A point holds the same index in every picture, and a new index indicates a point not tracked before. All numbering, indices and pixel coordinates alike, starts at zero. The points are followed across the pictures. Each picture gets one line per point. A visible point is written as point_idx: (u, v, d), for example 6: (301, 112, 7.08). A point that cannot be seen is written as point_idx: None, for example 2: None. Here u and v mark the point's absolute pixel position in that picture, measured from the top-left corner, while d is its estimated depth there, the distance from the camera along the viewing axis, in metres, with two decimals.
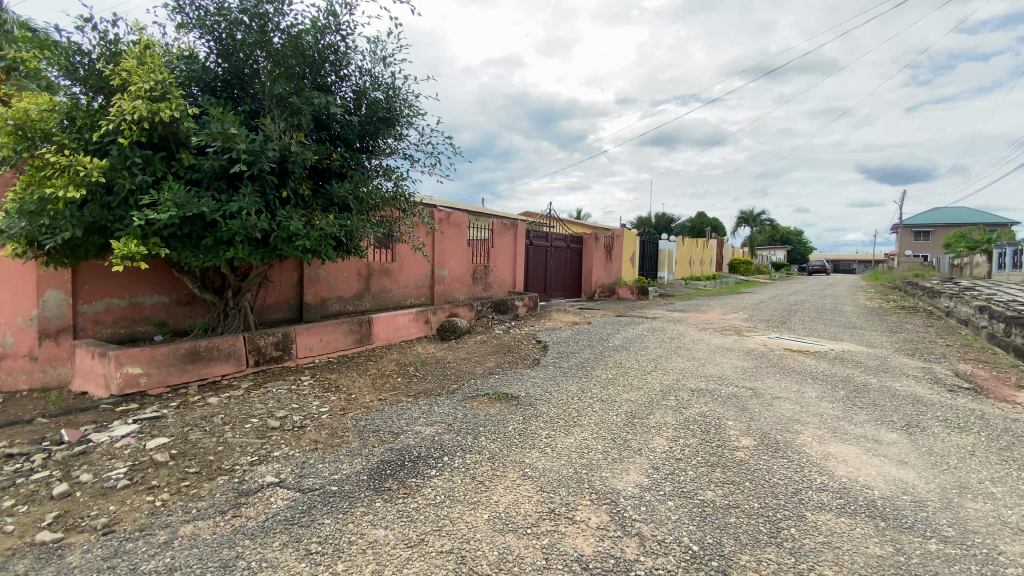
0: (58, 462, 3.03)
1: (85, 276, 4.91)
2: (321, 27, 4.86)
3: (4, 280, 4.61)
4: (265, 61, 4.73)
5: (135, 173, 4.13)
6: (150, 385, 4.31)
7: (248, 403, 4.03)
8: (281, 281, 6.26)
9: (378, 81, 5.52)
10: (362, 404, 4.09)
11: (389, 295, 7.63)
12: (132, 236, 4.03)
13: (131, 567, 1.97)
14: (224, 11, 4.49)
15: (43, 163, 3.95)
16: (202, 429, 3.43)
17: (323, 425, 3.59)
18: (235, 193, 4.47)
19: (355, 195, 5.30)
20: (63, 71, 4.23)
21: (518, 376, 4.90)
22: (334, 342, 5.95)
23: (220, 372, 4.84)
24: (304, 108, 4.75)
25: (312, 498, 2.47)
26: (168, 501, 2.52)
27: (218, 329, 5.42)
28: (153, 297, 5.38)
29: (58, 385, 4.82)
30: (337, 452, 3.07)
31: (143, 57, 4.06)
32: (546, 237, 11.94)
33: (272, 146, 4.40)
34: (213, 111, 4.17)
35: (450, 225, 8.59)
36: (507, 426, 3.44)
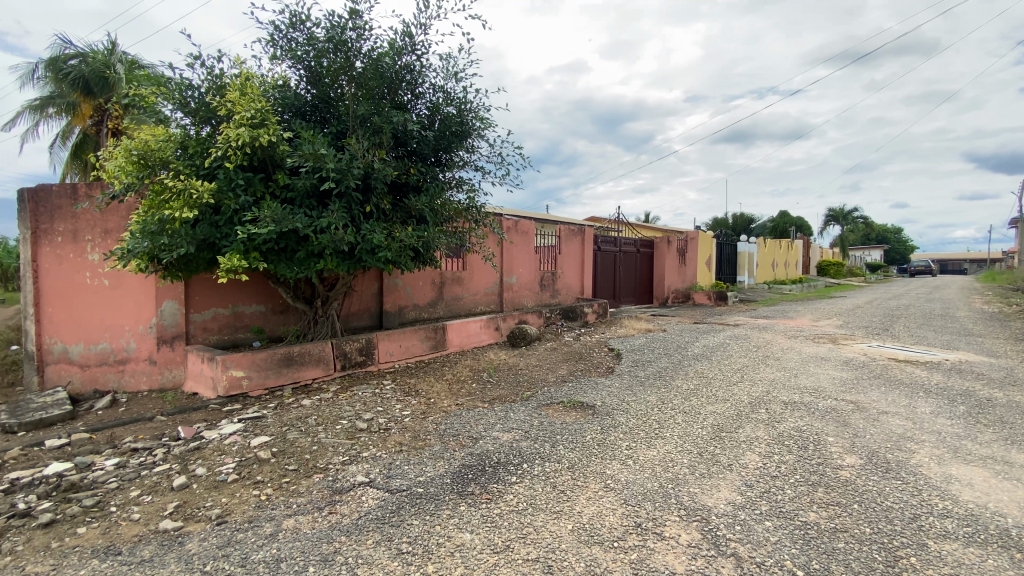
0: (176, 457, 3.37)
1: (196, 288, 5.46)
2: (399, 49, 5.12)
3: (129, 292, 5.32)
4: (348, 85, 5.04)
5: (238, 194, 4.54)
6: (251, 387, 4.71)
7: (337, 405, 4.28)
8: (363, 290, 6.61)
9: (451, 97, 5.70)
10: (441, 408, 4.22)
11: (461, 303, 7.82)
12: (236, 251, 4.43)
13: (243, 556, 2.15)
14: (312, 41, 4.85)
15: (163, 188, 4.45)
16: (298, 429, 3.68)
17: (406, 428, 3.74)
18: (324, 210, 4.80)
19: (431, 207, 5.50)
20: (177, 105, 4.75)
21: (593, 384, 4.82)
22: (412, 348, 6.18)
23: (311, 375, 5.19)
24: (384, 126, 5.02)
25: (399, 499, 2.57)
26: (271, 496, 2.72)
27: (308, 336, 5.80)
28: (252, 306, 5.85)
29: (172, 386, 5.38)
30: (420, 455, 3.18)
31: (245, 88, 4.48)
32: (615, 242, 11.72)
33: (357, 164, 4.68)
34: (305, 134, 4.51)
35: (519, 233, 8.69)
36: (585, 435, 3.40)
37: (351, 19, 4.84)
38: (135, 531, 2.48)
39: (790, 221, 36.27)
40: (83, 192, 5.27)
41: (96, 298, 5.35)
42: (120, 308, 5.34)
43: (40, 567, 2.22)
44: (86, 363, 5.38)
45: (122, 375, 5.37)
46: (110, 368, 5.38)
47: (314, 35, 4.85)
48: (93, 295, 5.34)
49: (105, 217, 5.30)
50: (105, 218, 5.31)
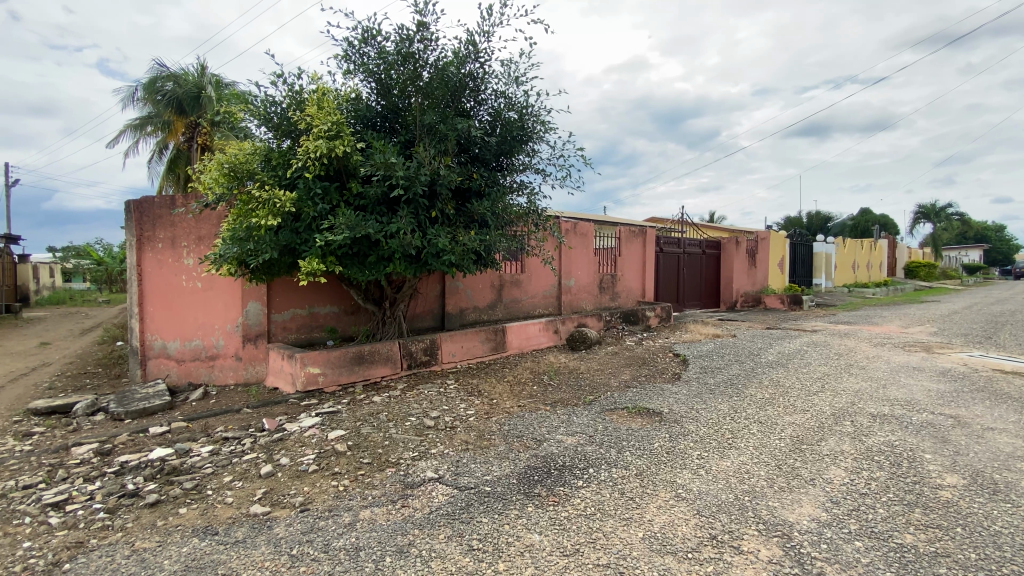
0: (262, 447, 3.64)
1: (277, 290, 5.85)
2: (463, 57, 5.25)
3: (218, 293, 5.79)
4: (416, 95, 5.24)
5: (316, 202, 4.84)
6: (326, 383, 4.99)
7: (405, 403, 4.45)
8: (427, 292, 6.82)
9: (512, 102, 5.77)
10: (504, 409, 4.27)
11: (520, 305, 7.88)
12: (314, 256, 4.73)
13: (326, 543, 2.28)
14: (383, 54, 5.08)
15: (250, 198, 4.83)
16: (370, 425, 3.86)
17: (471, 427, 3.82)
18: (393, 216, 5.01)
19: (493, 211, 5.59)
20: (261, 120, 5.12)
21: (658, 390, 4.70)
22: (474, 349, 6.30)
23: (380, 373, 5.42)
24: (449, 134, 5.18)
25: (468, 496, 2.64)
26: (348, 487, 2.88)
27: (377, 336, 6.07)
28: (325, 307, 6.20)
29: (255, 381, 5.80)
30: (486, 454, 3.24)
31: (322, 103, 4.77)
32: (678, 244, 11.37)
33: (425, 171, 4.85)
34: (377, 144, 4.73)
35: (578, 235, 8.64)
36: (652, 442, 3.33)
37: (419, 31, 5.03)
38: (229, 513, 2.70)
39: (872, 220, 33.58)
40: (180, 202, 5.79)
41: (192, 298, 5.86)
42: (211, 308, 5.83)
43: (150, 542, 2.46)
44: (182, 358, 5.91)
45: (213, 370, 5.86)
46: (203, 363, 5.88)
47: (384, 48, 5.08)
48: (189, 296, 5.85)
49: (199, 224, 5.80)
50: (199, 225, 5.80)
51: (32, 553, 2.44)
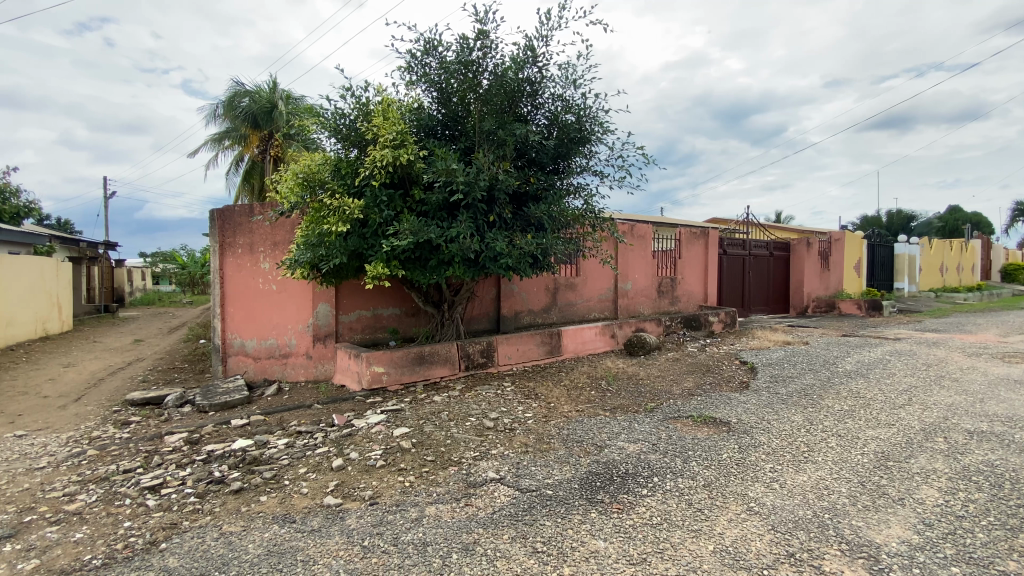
0: (333, 441, 3.83)
1: (344, 292, 6.15)
2: (522, 63, 5.31)
3: (291, 295, 6.16)
4: (475, 102, 5.36)
5: (382, 209, 5.06)
6: (389, 381, 5.19)
7: (465, 403, 4.54)
8: (483, 295, 6.93)
9: (570, 104, 5.76)
10: (562, 413, 4.26)
11: (575, 309, 7.84)
12: (380, 260, 4.95)
13: (395, 536, 2.38)
14: (444, 63, 5.22)
15: (321, 206, 5.11)
16: (432, 423, 3.97)
17: (531, 430, 3.84)
18: (453, 221, 5.14)
19: (550, 215, 5.60)
20: (331, 132, 5.41)
21: (724, 399, 4.52)
22: (529, 352, 6.32)
23: (440, 374, 5.56)
24: (508, 139, 5.26)
25: (530, 499, 2.66)
26: (413, 483, 2.98)
27: (435, 337, 6.24)
28: (388, 308, 6.44)
29: (324, 378, 6.11)
30: (547, 458, 3.25)
31: (387, 114, 4.98)
32: (742, 246, 10.90)
33: (484, 176, 4.94)
34: (439, 152, 4.88)
35: (636, 237, 8.48)
36: (720, 453, 3.21)
37: (479, 39, 5.14)
38: (305, 503, 2.87)
39: (963, 218, 30.70)
40: (258, 211, 6.24)
41: (267, 300, 6.27)
42: (284, 309, 6.21)
43: (235, 526, 2.66)
44: (258, 355, 6.32)
45: (286, 367, 6.23)
46: (277, 360, 6.26)
47: (445, 57, 5.22)
48: (265, 297, 6.26)
49: (275, 230, 6.20)
50: (275, 231, 6.20)
51: (133, 531, 2.69)
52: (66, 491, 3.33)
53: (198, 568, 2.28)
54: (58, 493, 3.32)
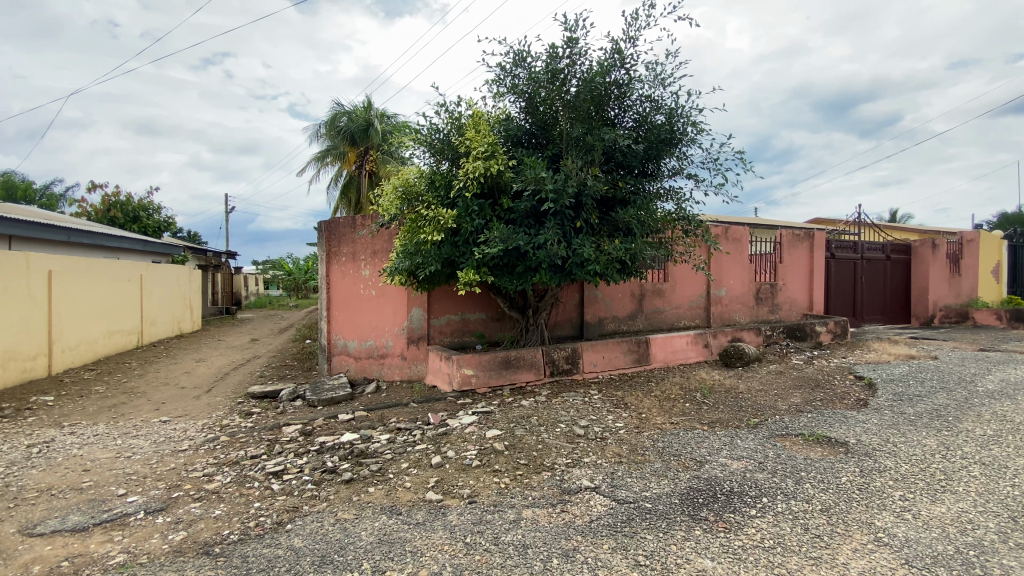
0: (430, 439, 4.02)
1: (435, 297, 6.47)
2: (610, 67, 5.27)
3: (388, 299, 6.56)
4: (562, 109, 5.40)
5: (473, 218, 5.26)
6: (478, 384, 5.37)
7: (554, 409, 4.56)
8: (567, 301, 6.94)
9: (660, 105, 5.62)
10: (655, 424, 4.15)
11: (663, 316, 7.60)
12: (470, 267, 5.14)
13: (496, 536, 2.44)
14: (532, 73, 5.32)
15: (418, 216, 5.41)
16: (524, 427, 4.03)
17: (623, 440, 3.78)
18: (541, 228, 5.20)
19: (639, 219, 5.47)
20: (424, 146, 5.69)
21: (839, 418, 4.15)
22: (616, 360, 6.19)
23: (525, 379, 5.63)
24: (596, 144, 5.24)
25: (628, 511, 2.63)
26: (509, 485, 3.06)
27: (520, 342, 6.34)
28: (475, 313, 6.68)
29: (417, 378, 6.44)
30: (642, 469, 3.20)
31: (478, 127, 5.17)
32: (852, 249, 9.94)
33: (572, 182, 4.96)
34: (528, 161, 4.97)
35: (731, 241, 8.05)
36: (838, 476, 2.97)
37: (568, 47, 5.18)
38: (409, 497, 3.04)
39: None
40: (360, 223, 6.74)
41: (367, 304, 6.72)
42: (382, 313, 6.62)
43: (349, 514, 2.88)
44: (359, 355, 6.78)
45: (383, 366, 6.64)
46: (375, 360, 6.69)
47: (534, 68, 5.32)
48: (365, 302, 6.73)
49: (374, 240, 6.67)
50: (375, 241, 6.66)
51: (263, 512, 3.00)
52: (206, 472, 3.79)
53: (320, 548, 2.49)
54: (199, 473, 3.79)
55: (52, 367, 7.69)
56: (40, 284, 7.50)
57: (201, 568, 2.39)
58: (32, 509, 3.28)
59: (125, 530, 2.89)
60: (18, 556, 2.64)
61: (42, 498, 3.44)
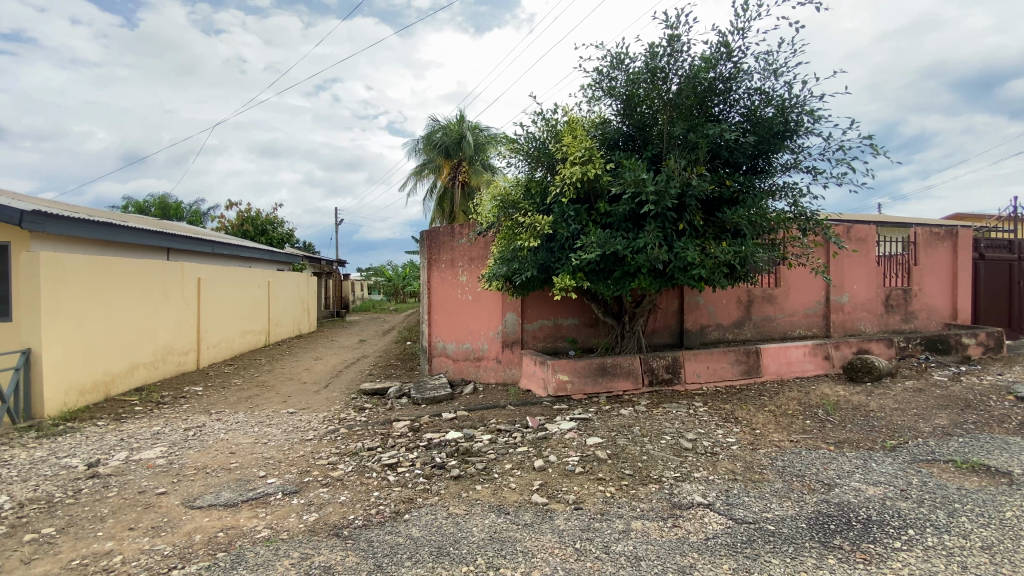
0: (531, 442, 4.07)
1: (529, 302, 6.56)
2: (714, 61, 5.02)
3: (484, 304, 6.75)
4: (663, 107, 5.22)
5: (569, 224, 5.25)
6: (573, 390, 5.35)
7: (656, 419, 4.40)
8: (666, 307, 6.68)
9: (771, 96, 5.24)
10: (772, 442, 3.86)
11: (774, 324, 7.04)
12: (566, 273, 5.15)
13: (607, 545, 2.42)
14: (631, 74, 5.20)
15: (514, 223, 5.52)
16: (626, 437, 3.94)
17: (736, 456, 3.56)
18: (640, 231, 5.06)
19: (748, 220, 5.13)
20: (520, 154, 5.78)
21: (999, 444, 3.58)
22: (721, 371, 5.83)
23: (622, 387, 5.49)
24: (701, 142, 4.99)
25: (748, 531, 2.50)
26: (615, 494, 3.00)
27: (616, 349, 6.21)
28: (569, 319, 6.68)
29: (512, 382, 6.55)
30: (760, 489, 3.00)
31: (575, 132, 5.17)
32: (1008, 249, 8.53)
33: (675, 183, 4.77)
34: (627, 163, 4.86)
35: (854, 241, 7.26)
36: (1003, 511, 2.56)
37: (668, 45, 5.02)
38: (515, 498, 3.10)
39: None
40: (458, 231, 7.05)
41: (464, 309, 6.97)
42: (478, 317, 6.83)
43: (459, 509, 3.00)
44: (457, 357, 7.05)
45: (479, 368, 6.84)
46: (471, 362, 6.91)
47: (631, 69, 5.21)
48: (462, 307, 6.99)
49: (471, 247, 6.90)
50: (472, 248, 6.90)
51: (382, 501, 3.23)
52: (330, 460, 4.16)
53: (436, 540, 2.63)
54: (324, 461, 4.17)
55: (200, 361, 8.90)
56: (191, 290, 8.69)
57: (334, 548, 2.62)
58: (191, 483, 3.82)
59: (267, 508, 3.26)
60: (183, 525, 3.08)
61: (200, 476, 3.98)
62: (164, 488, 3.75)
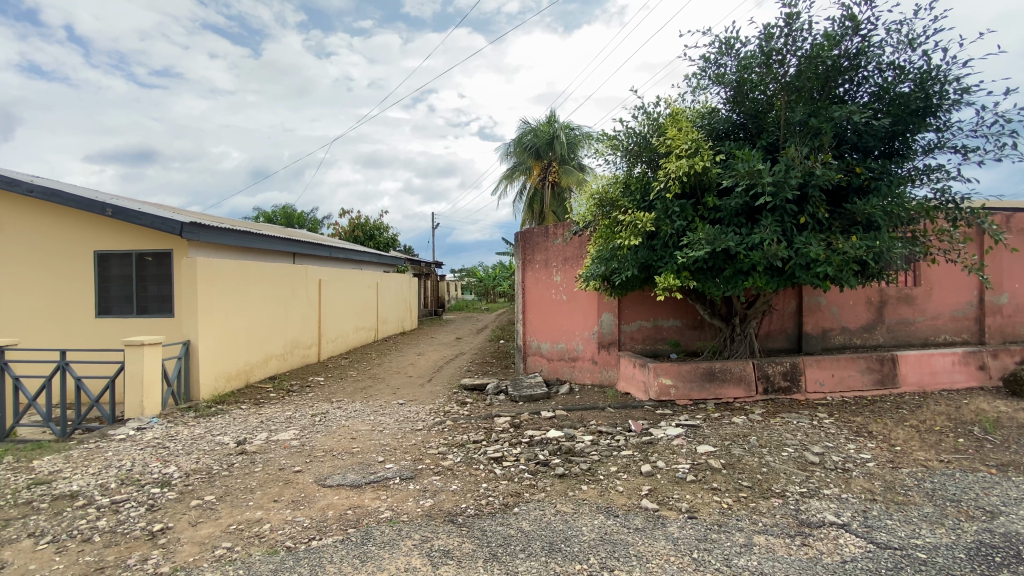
0: (636, 446, 3.97)
1: (628, 302, 6.41)
2: (839, 37, 4.54)
3: (578, 304, 6.71)
4: (779, 92, 4.83)
5: (674, 220, 5.05)
6: (677, 395, 5.13)
7: (775, 430, 4.08)
8: (781, 308, 6.17)
9: (909, 70, 4.63)
10: (916, 461, 3.42)
11: (912, 329, 6.22)
12: (670, 271, 4.96)
13: (727, 558, 2.30)
14: (742, 59, 4.87)
15: (613, 222, 5.43)
16: (742, 446, 3.70)
17: (873, 474, 3.20)
18: (754, 226, 4.73)
19: (884, 210, 4.58)
20: (619, 150, 5.64)
21: None
22: (849, 380, 5.26)
23: (732, 394, 5.17)
24: (825, 126, 4.54)
25: (894, 557, 2.24)
26: (733, 506, 2.84)
27: (725, 353, 5.86)
28: (669, 320, 6.42)
29: (609, 383, 6.45)
30: (906, 512, 2.68)
31: (679, 125, 4.97)
32: None
33: (795, 173, 4.38)
34: (740, 154, 4.57)
35: (1016, 232, 6.18)
36: None
37: (786, 24, 4.64)
38: (624, 501, 3.05)
39: None
40: (552, 232, 7.07)
41: (558, 309, 6.98)
42: (573, 317, 6.80)
43: (567, 508, 3.01)
44: (551, 357, 7.08)
45: (574, 369, 6.81)
46: (567, 362, 6.89)
47: (743, 54, 4.89)
48: (557, 306, 6.99)
49: (567, 247, 6.88)
50: (566, 249, 6.88)
51: (491, 493, 3.34)
52: (440, 450, 4.39)
53: (548, 536, 2.66)
54: (435, 451, 4.41)
55: (321, 354, 9.82)
56: (313, 290, 9.62)
57: (450, 533, 2.76)
58: (322, 464, 4.24)
59: (388, 491, 3.51)
60: (318, 501, 3.42)
61: (328, 458, 4.40)
62: (299, 466, 4.20)
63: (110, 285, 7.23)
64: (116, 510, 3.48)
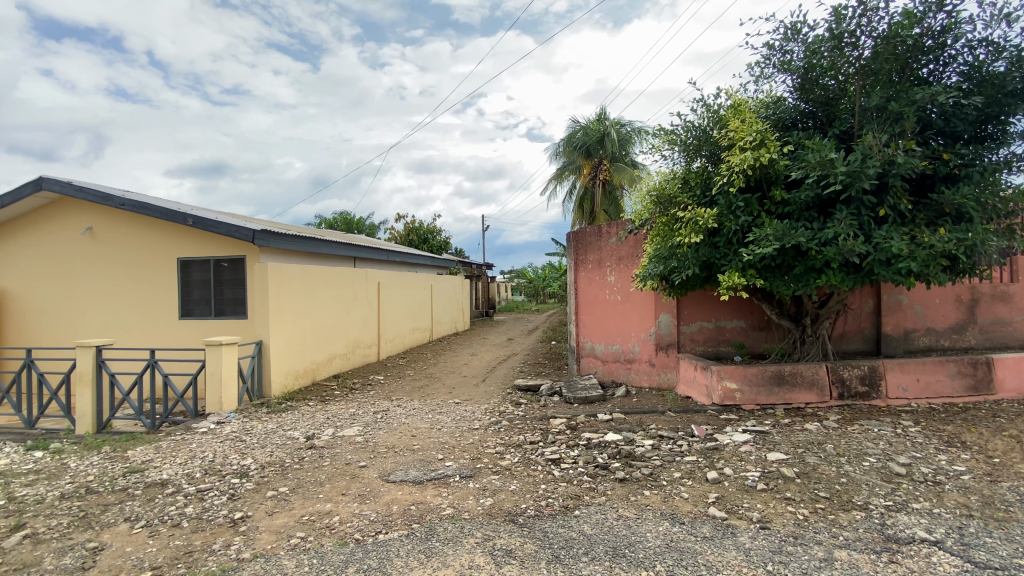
0: (700, 452, 3.83)
1: (687, 303, 6.20)
2: (920, 15, 4.19)
3: (634, 305, 6.56)
4: (853, 76, 4.52)
5: (738, 216, 4.84)
6: (742, 400, 4.91)
7: (853, 437, 3.81)
8: (857, 308, 5.75)
9: (1005, 46, 4.20)
10: (1021, 475, 3.09)
11: (1009, 330, 5.67)
12: (734, 269, 4.75)
13: (804, 572, 2.18)
14: (810, 44, 4.60)
15: (672, 219, 5.28)
16: (817, 455, 3.48)
17: (969, 488, 2.93)
18: (827, 220, 4.46)
19: (976, 200, 4.18)
20: (678, 144, 5.46)
21: None
22: (937, 386, 4.83)
23: (804, 400, 4.88)
24: (906, 110, 4.20)
25: None
26: (809, 518, 2.68)
27: (795, 356, 5.54)
28: (732, 321, 6.16)
29: (668, 386, 6.26)
30: (1010, 531, 2.43)
31: (743, 116, 4.76)
32: None
33: (874, 162, 4.09)
34: (810, 143, 4.32)
35: None
36: None
37: (860, 3, 4.34)
38: (689, 508, 2.95)
39: None
40: (606, 232, 6.96)
41: (613, 310, 6.86)
42: (628, 318, 6.66)
43: (630, 512, 2.95)
44: (606, 358, 6.98)
45: (630, 371, 6.66)
46: (622, 364, 6.76)
47: (811, 38, 4.62)
48: (612, 307, 6.87)
49: (621, 247, 6.75)
50: (621, 248, 6.75)
51: (551, 495, 3.33)
52: (497, 450, 4.43)
53: (611, 540, 2.62)
54: (492, 450, 4.45)
55: (380, 354, 10.18)
56: (372, 292, 9.97)
57: (512, 533, 2.78)
58: (385, 460, 4.38)
59: (448, 488, 3.58)
60: (382, 496, 3.54)
61: (390, 454, 4.54)
62: (363, 462, 4.36)
63: (191, 289, 7.82)
64: (202, 498, 3.75)
